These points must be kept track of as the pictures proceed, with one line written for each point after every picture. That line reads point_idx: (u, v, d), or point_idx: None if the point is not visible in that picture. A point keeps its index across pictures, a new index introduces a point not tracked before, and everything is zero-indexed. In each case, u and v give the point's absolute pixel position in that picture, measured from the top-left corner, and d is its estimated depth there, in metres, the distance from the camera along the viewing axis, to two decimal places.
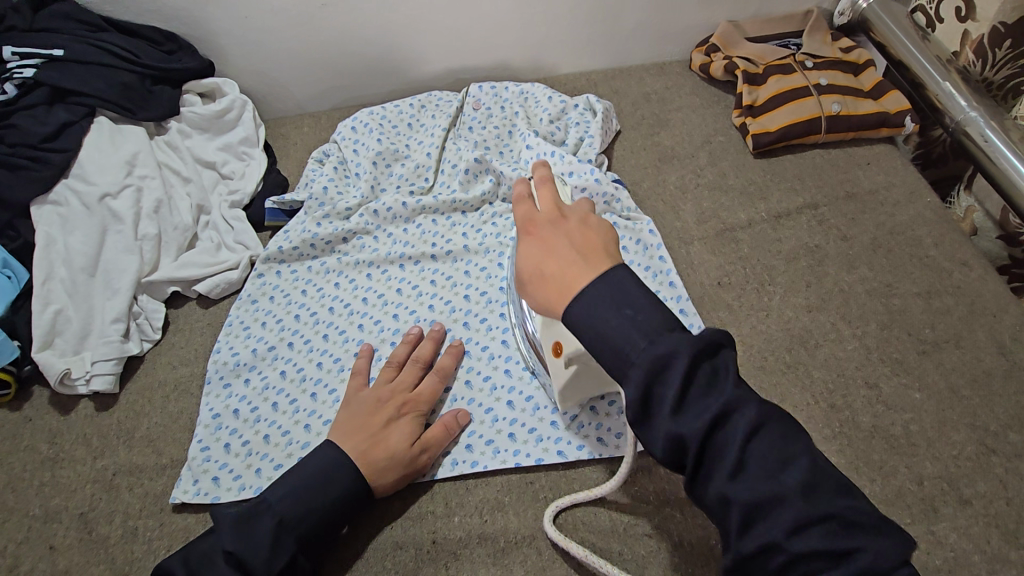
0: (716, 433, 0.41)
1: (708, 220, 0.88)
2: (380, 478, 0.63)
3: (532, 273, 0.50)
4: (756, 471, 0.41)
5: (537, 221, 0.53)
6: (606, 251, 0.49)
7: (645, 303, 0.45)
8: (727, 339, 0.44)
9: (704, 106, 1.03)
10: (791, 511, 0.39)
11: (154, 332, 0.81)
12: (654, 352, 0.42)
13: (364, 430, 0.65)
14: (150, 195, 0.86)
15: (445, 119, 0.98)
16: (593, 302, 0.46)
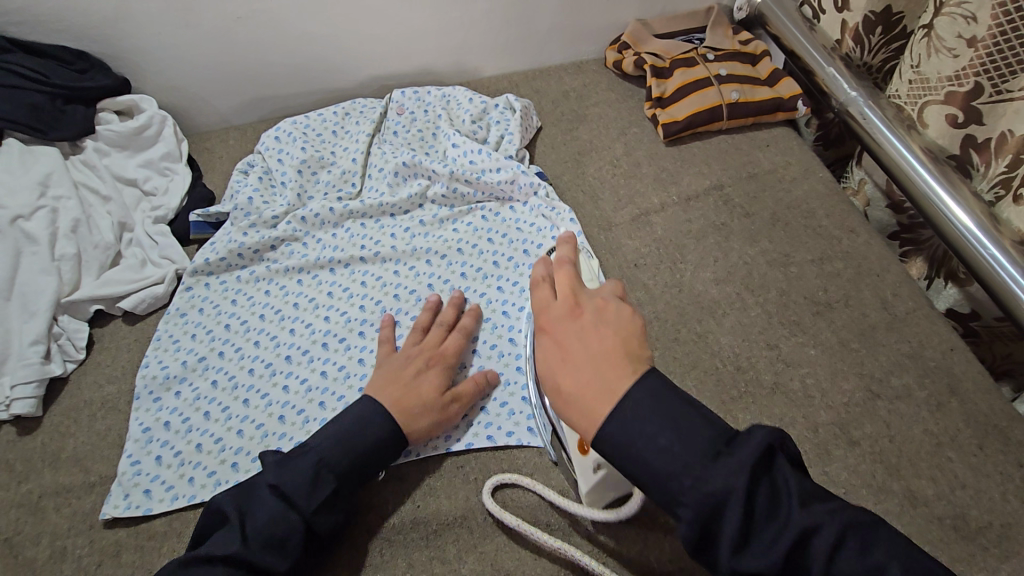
0: (795, 549, 0.41)
1: (624, 206, 0.93)
2: (415, 423, 0.64)
3: (553, 388, 0.53)
4: None
5: (552, 322, 0.58)
6: (633, 360, 0.52)
7: (682, 428, 0.46)
8: (773, 437, 0.45)
9: (619, 100, 1.09)
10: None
11: (77, 352, 0.80)
12: (700, 484, 0.44)
13: (396, 384, 0.66)
14: (66, 215, 0.85)
15: (369, 126, 1.00)
16: (630, 420, 0.47)
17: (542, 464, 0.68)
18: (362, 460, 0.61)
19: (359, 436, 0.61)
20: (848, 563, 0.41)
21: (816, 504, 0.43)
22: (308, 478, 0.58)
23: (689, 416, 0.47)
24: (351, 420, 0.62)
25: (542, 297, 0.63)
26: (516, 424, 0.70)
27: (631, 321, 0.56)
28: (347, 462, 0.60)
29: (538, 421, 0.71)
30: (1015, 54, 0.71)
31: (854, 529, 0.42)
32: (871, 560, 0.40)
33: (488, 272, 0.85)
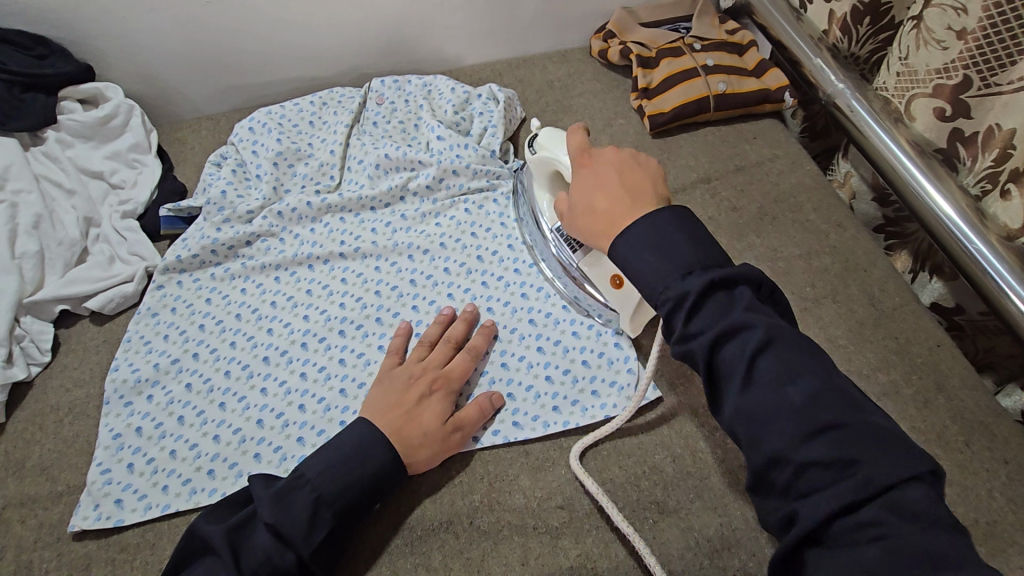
0: (726, 348, 0.46)
1: None
2: (413, 455, 0.61)
3: (584, 204, 0.59)
4: (762, 382, 0.45)
5: (591, 164, 0.61)
6: (654, 191, 0.56)
7: (678, 251, 0.49)
8: (745, 272, 0.49)
9: (605, 91, 1.07)
10: (794, 424, 0.42)
11: (42, 354, 0.76)
12: (674, 288, 0.48)
13: (395, 410, 0.63)
14: (28, 210, 0.81)
15: (348, 116, 0.97)
16: (634, 241, 0.51)
17: (528, 465, 0.66)
18: (366, 491, 0.58)
19: (358, 468, 0.58)
20: (771, 362, 0.45)
21: (761, 317, 0.47)
22: (304, 515, 0.55)
23: (680, 242, 0.50)
24: (349, 448, 0.59)
25: (577, 142, 0.65)
26: (501, 423, 0.69)
27: (656, 163, 0.59)
28: (347, 494, 0.57)
29: (525, 421, 0.69)
30: (1004, 49, 0.70)
31: (790, 353, 0.45)
32: (792, 375, 0.44)
33: (473, 268, 0.83)
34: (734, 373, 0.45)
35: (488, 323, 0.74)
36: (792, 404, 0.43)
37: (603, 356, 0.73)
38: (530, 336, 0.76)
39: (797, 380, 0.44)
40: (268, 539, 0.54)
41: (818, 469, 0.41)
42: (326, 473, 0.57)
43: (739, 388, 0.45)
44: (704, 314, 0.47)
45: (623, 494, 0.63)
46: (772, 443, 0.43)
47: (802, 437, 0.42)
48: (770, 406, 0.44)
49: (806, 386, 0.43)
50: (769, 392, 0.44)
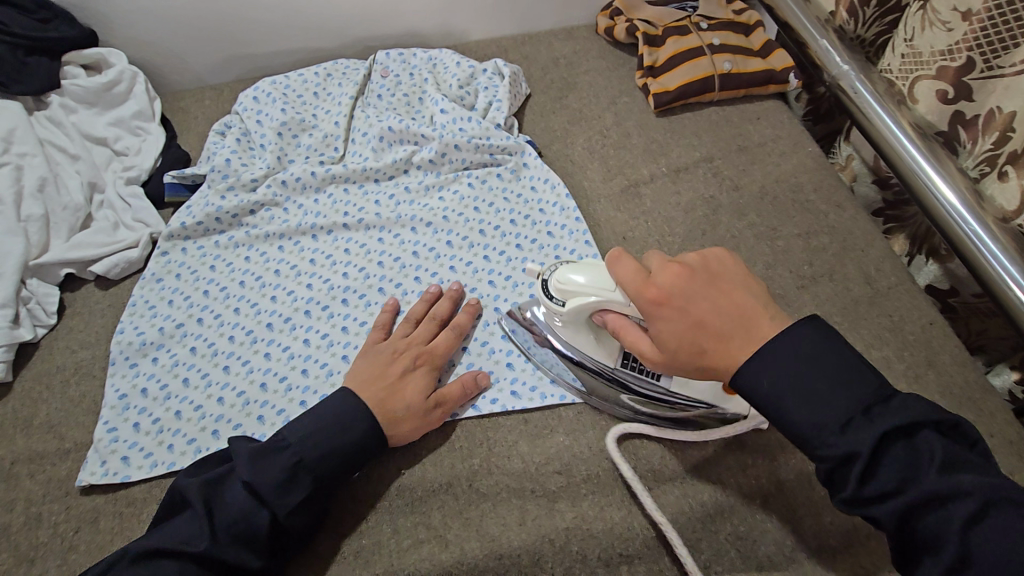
0: (841, 450, 0.45)
1: (613, 177, 0.91)
2: (396, 426, 0.63)
3: (688, 347, 0.51)
4: (887, 470, 0.44)
5: (667, 292, 0.53)
6: (751, 303, 0.52)
7: (807, 376, 0.47)
8: (854, 354, 0.48)
9: (610, 69, 1.07)
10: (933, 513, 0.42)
11: (48, 316, 0.77)
12: (839, 445, 0.45)
13: (379, 382, 0.64)
14: (32, 173, 0.81)
15: (352, 88, 0.97)
16: (778, 378, 0.48)
17: (527, 433, 0.67)
18: (347, 457, 0.59)
19: (342, 437, 0.59)
20: (894, 448, 0.45)
21: (872, 401, 0.46)
22: (280, 476, 0.56)
23: (827, 388, 0.47)
24: (332, 415, 0.61)
25: (628, 270, 0.56)
26: (499, 391, 0.70)
27: (722, 251, 0.56)
28: (328, 459, 0.58)
29: (523, 390, 0.70)
30: (1009, 30, 0.71)
31: (916, 437, 0.45)
32: (912, 454, 0.44)
33: (475, 241, 0.84)
34: (856, 467, 0.44)
35: (473, 301, 0.75)
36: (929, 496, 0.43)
37: None
38: None
39: (920, 460, 0.44)
40: (243, 498, 0.55)
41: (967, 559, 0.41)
42: (306, 437, 0.59)
43: (864, 477, 0.44)
44: (815, 410, 0.46)
45: (620, 462, 0.64)
46: (916, 528, 0.43)
47: (938, 516, 0.42)
48: (902, 492, 0.43)
49: (927, 461, 0.44)
50: (893, 475, 0.44)
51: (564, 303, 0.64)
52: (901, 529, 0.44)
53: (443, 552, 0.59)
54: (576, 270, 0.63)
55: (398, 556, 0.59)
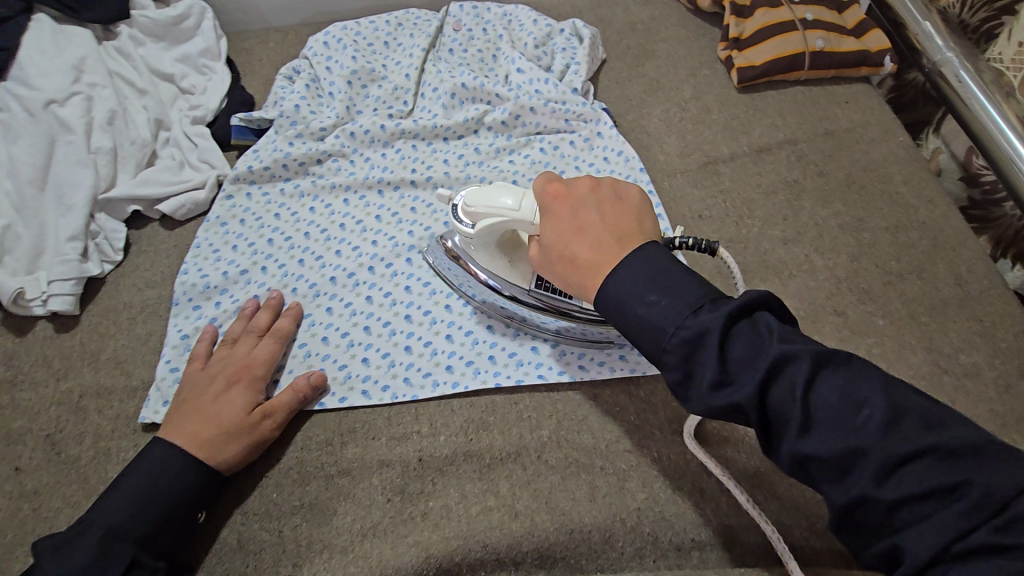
0: (773, 390, 0.39)
1: (691, 152, 0.87)
2: (220, 451, 0.58)
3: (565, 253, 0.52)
4: (827, 421, 0.38)
5: (569, 192, 0.54)
6: (641, 228, 0.52)
7: (670, 285, 0.45)
8: (760, 294, 0.43)
9: (690, 38, 1.02)
10: (874, 456, 0.36)
11: (115, 253, 0.76)
12: (688, 326, 0.43)
13: (185, 412, 0.60)
14: (102, 105, 0.79)
15: (424, 40, 0.93)
16: (630, 276, 0.47)
17: (598, 410, 0.65)
18: (169, 507, 0.55)
19: (149, 489, 0.55)
20: (826, 393, 0.39)
21: (798, 345, 0.40)
22: (90, 556, 0.50)
23: (684, 277, 0.45)
24: (143, 475, 0.56)
25: (545, 180, 0.57)
26: (567, 364, 0.68)
27: (636, 185, 0.56)
28: (136, 523, 0.53)
29: (591, 365, 0.68)
30: None
31: (850, 373, 0.39)
32: (855, 401, 0.38)
33: None
34: (791, 417, 0.38)
35: (295, 304, 0.72)
36: (875, 440, 0.36)
37: None
38: None
39: (865, 405, 0.37)
40: None
41: (917, 502, 0.35)
42: (121, 503, 0.54)
43: (800, 430, 0.38)
44: (740, 357, 0.41)
45: None
46: (858, 485, 0.36)
47: (885, 472, 0.36)
48: (842, 447, 0.37)
49: (877, 408, 0.37)
50: (836, 429, 0.37)
51: (472, 225, 0.62)
52: (845, 484, 0.37)
53: (513, 522, 0.57)
54: (479, 193, 0.61)
55: (468, 521, 0.57)
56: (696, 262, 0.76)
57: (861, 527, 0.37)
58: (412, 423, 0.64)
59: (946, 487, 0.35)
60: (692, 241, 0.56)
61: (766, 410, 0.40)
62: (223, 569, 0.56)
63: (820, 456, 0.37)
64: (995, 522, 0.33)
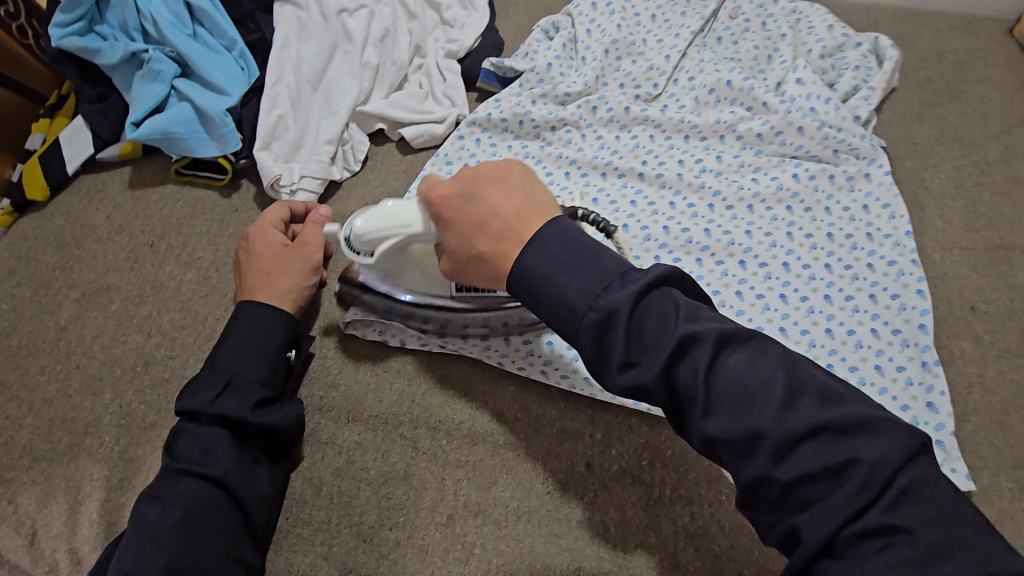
0: (679, 368, 0.38)
1: (980, 228, 0.72)
2: (279, 283, 0.63)
3: (468, 248, 0.48)
4: (727, 399, 0.37)
5: (449, 194, 0.50)
6: (536, 199, 0.47)
7: (582, 265, 0.41)
8: (668, 268, 0.41)
9: (1015, 86, 0.83)
10: (773, 441, 0.35)
11: (355, 164, 0.81)
12: (599, 307, 0.40)
13: (242, 278, 0.64)
14: (379, 22, 0.84)
15: (697, 22, 0.85)
16: (536, 256, 0.43)
17: None
18: (271, 353, 0.59)
19: (252, 332, 0.59)
20: (733, 372, 0.37)
21: (707, 323, 0.39)
22: (208, 389, 0.55)
23: (592, 248, 0.42)
24: (240, 326, 0.59)
25: (428, 182, 0.52)
26: None
27: (517, 161, 0.50)
28: (236, 358, 0.57)
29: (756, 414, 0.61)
30: None
31: (753, 349, 0.38)
32: (760, 378, 0.37)
33: (777, 242, 0.72)
34: (696, 397, 0.37)
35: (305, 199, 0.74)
36: (774, 423, 0.35)
37: (908, 412, 0.60)
38: (822, 346, 0.65)
39: (767, 384, 0.36)
40: (193, 427, 0.53)
41: (809, 483, 0.34)
42: (233, 347, 0.58)
43: (704, 411, 0.37)
44: (645, 337, 0.39)
45: None
46: (754, 465, 0.35)
47: (781, 454, 0.35)
48: (744, 428, 0.36)
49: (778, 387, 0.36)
50: (737, 409, 0.36)
51: (372, 253, 0.57)
52: (745, 465, 0.36)
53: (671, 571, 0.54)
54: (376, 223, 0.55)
55: (622, 547, 0.55)
56: (955, 360, 0.63)
57: (757, 504, 0.36)
58: (587, 425, 0.62)
59: (838, 465, 0.34)
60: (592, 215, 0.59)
61: (674, 391, 0.39)
62: (386, 492, 0.60)
63: (721, 437, 0.37)
64: (883, 500, 0.33)
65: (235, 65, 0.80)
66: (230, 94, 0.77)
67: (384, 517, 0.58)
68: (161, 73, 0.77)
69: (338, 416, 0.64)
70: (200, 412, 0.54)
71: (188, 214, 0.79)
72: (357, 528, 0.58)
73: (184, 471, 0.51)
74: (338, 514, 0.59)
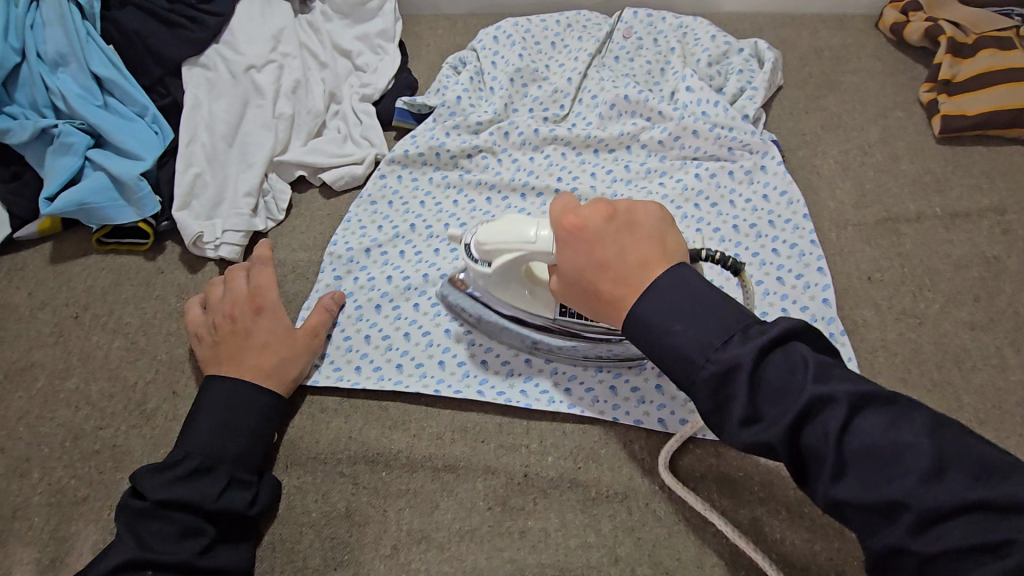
0: (806, 428, 0.39)
1: (868, 205, 0.77)
2: (285, 373, 0.64)
3: (588, 283, 0.50)
4: (861, 464, 0.37)
5: (582, 225, 0.51)
6: (663, 251, 0.49)
7: (697, 312, 0.44)
8: (791, 323, 0.42)
9: (886, 73, 0.91)
10: (907, 504, 0.35)
11: (278, 212, 0.82)
12: (719, 357, 0.42)
13: (229, 359, 0.63)
14: (289, 74, 0.86)
15: (593, 44, 0.91)
16: (657, 303, 0.45)
17: (718, 471, 0.60)
18: (253, 437, 0.60)
19: (242, 418, 0.60)
20: (865, 436, 0.38)
21: (841, 383, 0.39)
22: (195, 476, 0.56)
23: (713, 303, 0.44)
24: (227, 407, 0.60)
25: (560, 203, 0.54)
26: (647, 415, 0.63)
27: (654, 204, 0.52)
28: (227, 445, 0.58)
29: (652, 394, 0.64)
30: None
31: (891, 414, 0.38)
32: (895, 444, 0.37)
33: (689, 239, 0.75)
34: (824, 458, 0.38)
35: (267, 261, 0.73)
36: (914, 491, 0.35)
37: None
38: None
39: (906, 450, 0.36)
40: (176, 514, 0.54)
41: (954, 557, 0.34)
42: (220, 429, 0.59)
43: (832, 474, 0.38)
44: (770, 390, 0.41)
45: (824, 537, 0.56)
46: (889, 529, 0.36)
47: (919, 522, 0.35)
48: (878, 493, 0.36)
49: (919, 454, 0.36)
50: (869, 474, 0.37)
51: (489, 263, 0.58)
52: (879, 530, 0.36)
53: (613, 567, 0.55)
54: (496, 228, 0.56)
55: (565, 553, 0.56)
56: (859, 329, 0.67)
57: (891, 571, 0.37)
58: (523, 437, 0.63)
59: (992, 541, 0.33)
60: (720, 256, 0.50)
61: (799, 449, 0.39)
62: (329, 532, 0.59)
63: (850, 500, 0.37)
64: None
65: (149, 130, 0.81)
66: (144, 158, 0.78)
67: (328, 558, 0.58)
68: (73, 145, 0.77)
69: (276, 463, 0.64)
70: (183, 501, 0.54)
71: (112, 281, 0.79)
72: (301, 573, 0.57)
73: (154, 560, 0.51)
74: (282, 561, 0.58)
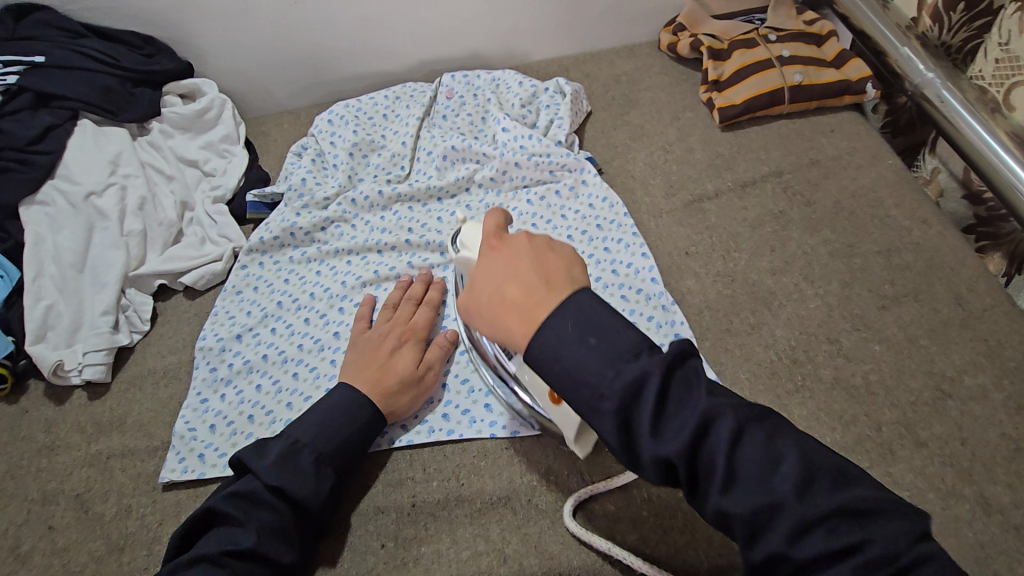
0: (664, 421, 0.40)
1: (676, 192, 0.89)
2: (396, 402, 0.66)
3: (493, 297, 0.47)
4: (685, 430, 0.40)
5: (501, 244, 0.50)
6: (569, 273, 0.47)
7: (609, 329, 0.43)
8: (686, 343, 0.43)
9: (672, 84, 1.06)
10: (726, 459, 0.39)
11: (142, 323, 0.84)
12: (626, 371, 0.41)
13: (371, 372, 0.67)
14: (134, 193, 0.89)
15: (419, 109, 1.01)
16: (561, 325, 0.43)
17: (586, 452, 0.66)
18: (359, 445, 0.63)
19: (355, 435, 0.63)
20: (688, 409, 0.40)
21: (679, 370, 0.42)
22: (303, 473, 0.59)
23: (617, 322, 0.44)
24: (338, 411, 0.63)
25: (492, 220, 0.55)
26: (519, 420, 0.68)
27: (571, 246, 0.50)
28: (338, 453, 0.61)
29: None
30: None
31: (701, 384, 0.42)
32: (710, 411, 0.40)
33: None
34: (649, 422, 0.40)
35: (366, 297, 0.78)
36: (719, 445, 0.39)
37: None
38: None
39: (717, 418, 0.40)
40: (273, 498, 0.57)
41: (757, 502, 0.38)
42: (326, 435, 0.61)
43: (653, 436, 0.40)
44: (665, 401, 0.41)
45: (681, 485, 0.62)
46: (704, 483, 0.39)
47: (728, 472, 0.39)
48: (696, 450, 0.39)
49: (728, 420, 0.40)
50: (691, 442, 0.39)
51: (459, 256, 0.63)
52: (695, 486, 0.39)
53: (502, 567, 0.59)
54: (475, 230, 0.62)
55: (458, 567, 0.59)
56: (685, 297, 0.77)
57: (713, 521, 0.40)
58: (408, 470, 0.66)
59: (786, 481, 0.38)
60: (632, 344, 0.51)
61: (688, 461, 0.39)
62: None
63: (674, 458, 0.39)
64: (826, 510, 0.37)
65: None
66: None
67: None
68: None
69: None
70: (291, 495, 0.57)
71: None
72: None
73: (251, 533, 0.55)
74: None
